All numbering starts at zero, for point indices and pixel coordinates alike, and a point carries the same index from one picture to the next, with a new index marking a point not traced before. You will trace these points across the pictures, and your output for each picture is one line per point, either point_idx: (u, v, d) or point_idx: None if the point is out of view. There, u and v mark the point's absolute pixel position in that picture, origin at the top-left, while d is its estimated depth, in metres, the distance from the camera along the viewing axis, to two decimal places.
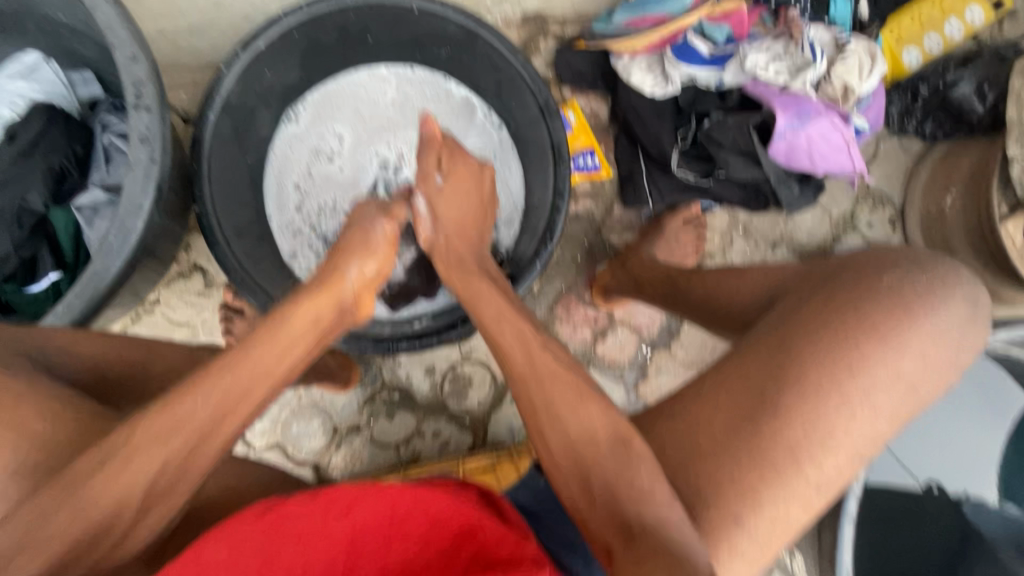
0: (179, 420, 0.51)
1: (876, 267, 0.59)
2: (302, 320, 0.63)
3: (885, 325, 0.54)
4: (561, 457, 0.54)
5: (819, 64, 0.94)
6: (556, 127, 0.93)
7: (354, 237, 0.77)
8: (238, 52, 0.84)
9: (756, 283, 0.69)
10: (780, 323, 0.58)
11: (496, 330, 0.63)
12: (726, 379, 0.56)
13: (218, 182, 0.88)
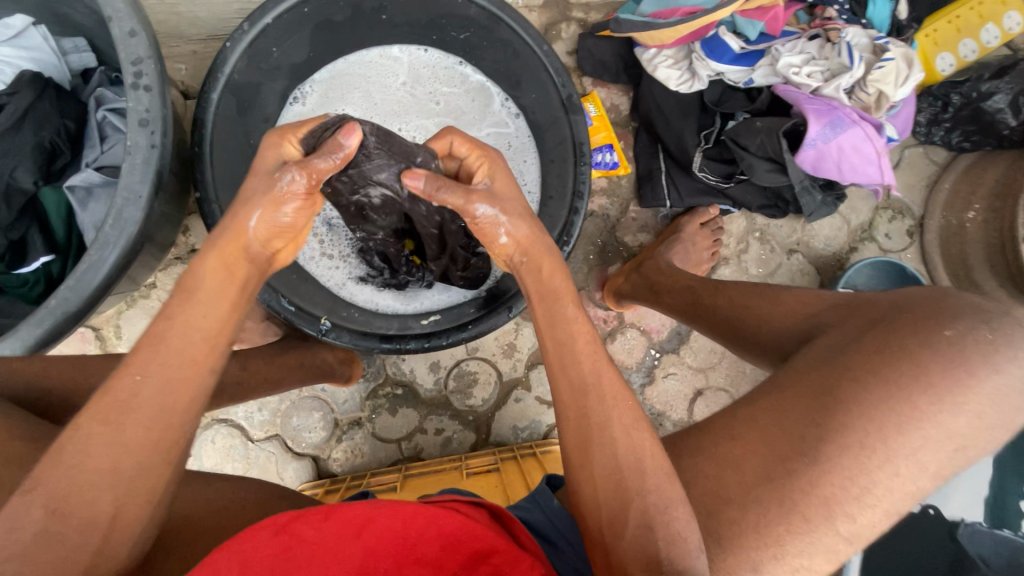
0: (124, 400, 0.48)
1: (938, 314, 0.55)
2: (214, 279, 0.54)
3: (942, 383, 0.52)
4: (600, 482, 0.54)
5: (856, 70, 0.90)
6: (576, 123, 0.86)
7: (254, 181, 0.57)
8: (243, 26, 0.79)
9: (791, 311, 0.68)
10: (824, 363, 0.57)
11: (566, 334, 0.59)
12: (759, 420, 0.57)
13: (222, 166, 0.82)
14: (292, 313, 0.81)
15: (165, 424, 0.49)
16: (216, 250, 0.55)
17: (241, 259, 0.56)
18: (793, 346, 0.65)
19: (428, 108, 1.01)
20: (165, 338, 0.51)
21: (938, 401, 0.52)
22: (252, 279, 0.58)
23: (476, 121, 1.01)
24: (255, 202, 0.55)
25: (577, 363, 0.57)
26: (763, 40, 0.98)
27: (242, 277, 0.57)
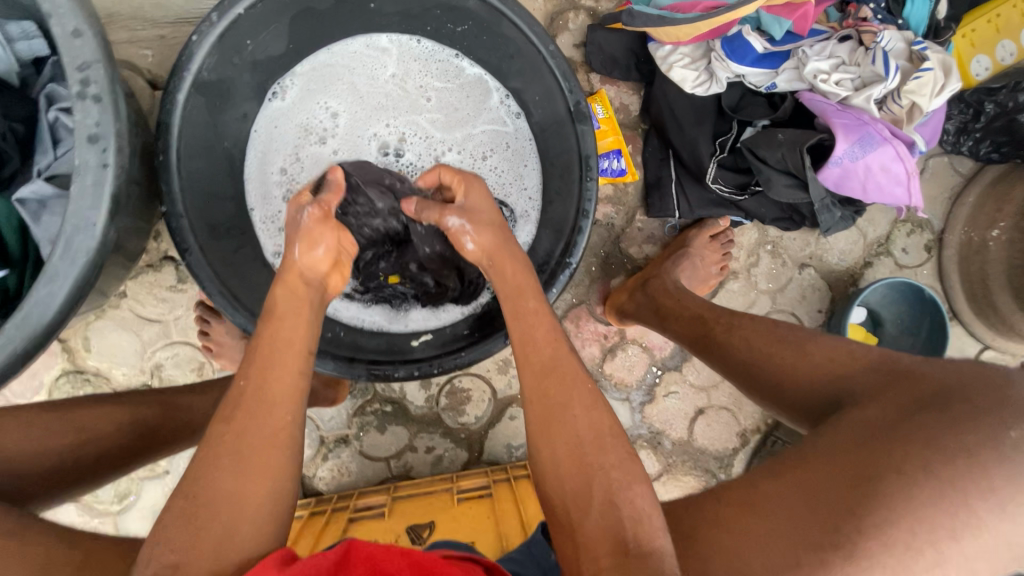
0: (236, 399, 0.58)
1: (999, 404, 0.49)
2: (291, 290, 0.65)
3: (997, 481, 0.46)
4: (563, 458, 0.56)
5: (891, 81, 0.83)
6: (583, 134, 0.79)
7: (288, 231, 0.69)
8: (211, 18, 0.70)
9: (821, 368, 0.63)
10: (862, 442, 0.52)
11: (527, 323, 0.65)
12: (791, 505, 0.52)
13: (192, 174, 0.75)
14: None
15: (269, 411, 0.57)
16: (281, 283, 0.65)
17: (302, 283, 0.66)
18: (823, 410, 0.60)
19: (419, 103, 0.92)
20: (270, 347, 0.61)
21: (993, 501, 0.46)
22: (318, 304, 0.68)
23: (472, 118, 0.93)
24: (293, 241, 0.67)
25: (538, 349, 0.63)
26: (789, 40, 0.89)
27: (308, 298, 0.66)
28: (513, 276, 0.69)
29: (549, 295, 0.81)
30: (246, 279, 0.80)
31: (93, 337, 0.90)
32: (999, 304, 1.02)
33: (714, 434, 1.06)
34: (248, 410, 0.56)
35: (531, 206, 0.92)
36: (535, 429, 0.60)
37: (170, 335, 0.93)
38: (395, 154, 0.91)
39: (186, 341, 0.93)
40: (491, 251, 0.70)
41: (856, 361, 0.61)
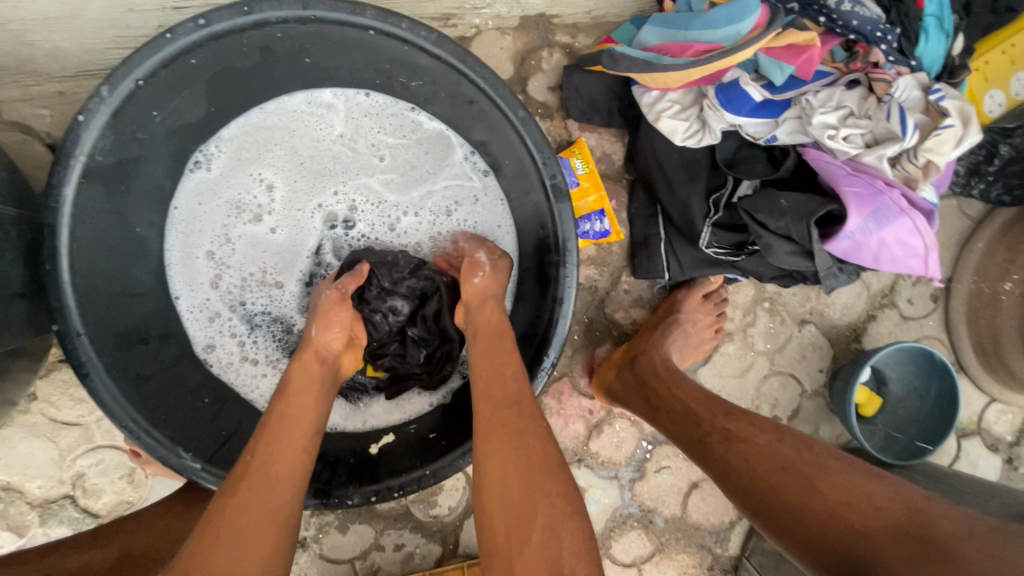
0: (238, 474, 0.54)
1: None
2: (313, 363, 0.64)
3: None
4: (511, 481, 0.53)
5: (908, 141, 0.72)
6: (561, 213, 0.67)
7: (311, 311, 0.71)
8: (101, 93, 0.57)
9: (837, 515, 0.57)
10: None
11: (500, 361, 0.62)
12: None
13: (92, 277, 0.62)
14: (199, 469, 0.63)
15: (276, 487, 0.53)
16: (297, 360, 0.64)
17: (314, 360, 0.64)
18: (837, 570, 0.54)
19: (369, 164, 0.79)
20: (280, 426, 0.57)
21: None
22: (331, 381, 0.65)
23: (431, 176, 0.80)
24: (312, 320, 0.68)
25: (503, 384, 0.60)
26: (791, 85, 0.78)
27: (321, 377, 0.63)
28: (494, 322, 0.67)
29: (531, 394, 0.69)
30: (166, 391, 0.68)
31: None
32: (1011, 362, 0.95)
33: (709, 508, 0.98)
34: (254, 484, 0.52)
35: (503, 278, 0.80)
36: (485, 457, 0.56)
37: (92, 438, 0.80)
38: (345, 226, 0.80)
39: (111, 445, 0.81)
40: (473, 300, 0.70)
41: (878, 512, 0.56)
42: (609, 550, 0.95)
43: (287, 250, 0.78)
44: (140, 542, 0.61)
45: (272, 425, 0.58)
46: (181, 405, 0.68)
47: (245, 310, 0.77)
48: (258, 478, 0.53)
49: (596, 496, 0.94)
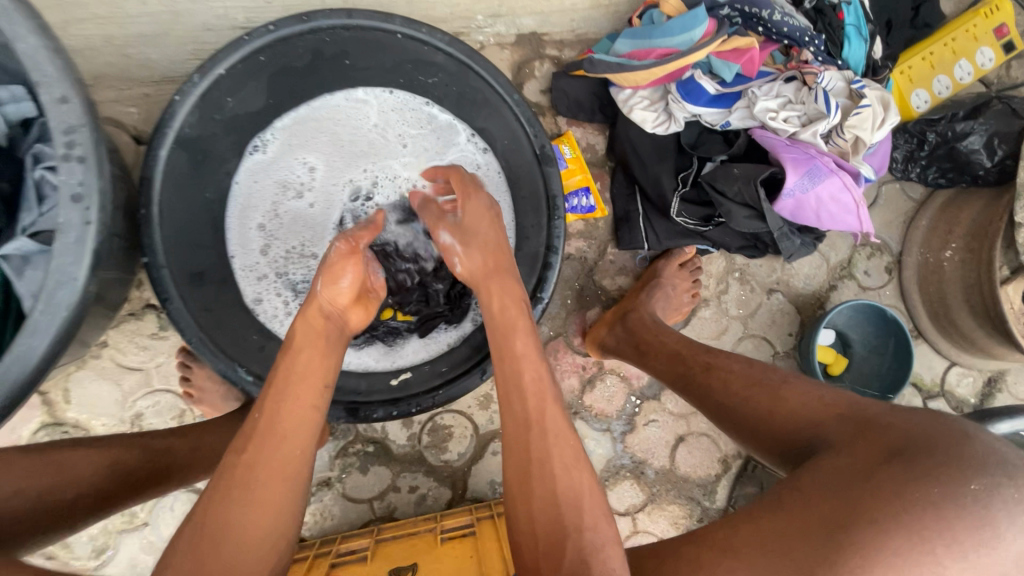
0: (247, 434, 0.60)
1: (961, 459, 0.47)
2: (315, 318, 0.70)
3: (965, 539, 0.45)
4: (537, 507, 0.59)
5: (833, 117, 0.88)
6: (550, 174, 0.84)
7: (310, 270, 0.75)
8: (193, 79, 0.74)
9: (798, 412, 0.64)
10: (832, 490, 0.50)
11: (515, 368, 0.66)
12: (770, 545, 0.50)
13: (172, 225, 0.78)
14: (252, 382, 0.77)
15: (280, 447, 0.60)
16: (301, 317, 0.70)
17: (320, 317, 0.70)
18: (797, 459, 0.61)
19: (393, 149, 0.96)
20: (288, 379, 0.64)
21: (963, 559, 0.45)
22: (336, 334, 0.71)
23: (440, 157, 0.96)
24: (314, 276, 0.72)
25: (522, 398, 0.64)
26: (739, 81, 0.95)
27: (325, 331, 0.70)
28: (502, 310, 0.71)
29: None
30: (226, 325, 0.82)
31: (73, 387, 0.91)
32: (959, 322, 1.06)
33: (696, 461, 1.06)
34: (257, 447, 0.59)
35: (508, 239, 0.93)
36: (512, 446, 0.63)
37: (151, 382, 0.93)
38: (366, 199, 0.96)
39: (166, 389, 0.93)
40: (479, 273, 0.74)
41: (830, 406, 0.61)
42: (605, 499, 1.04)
43: (321, 223, 0.94)
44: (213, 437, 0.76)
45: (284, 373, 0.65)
46: (235, 336, 0.82)
47: (288, 277, 0.92)
48: (264, 438, 0.60)
49: (591, 447, 1.04)
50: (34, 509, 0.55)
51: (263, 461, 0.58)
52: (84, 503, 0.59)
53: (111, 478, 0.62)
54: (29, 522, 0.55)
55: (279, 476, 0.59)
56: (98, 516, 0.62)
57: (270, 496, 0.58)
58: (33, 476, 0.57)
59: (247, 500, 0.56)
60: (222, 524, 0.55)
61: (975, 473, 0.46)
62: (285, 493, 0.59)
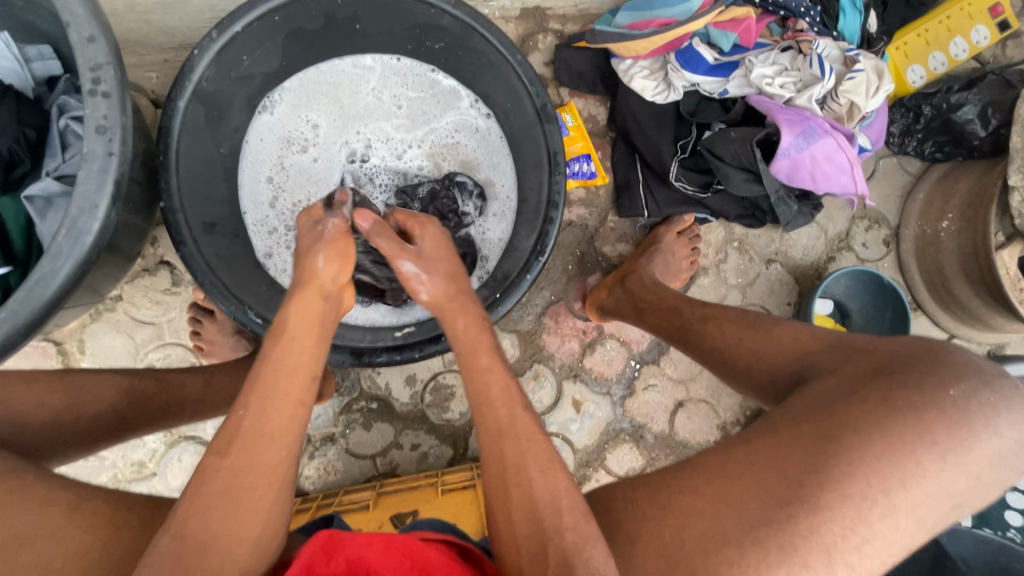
0: (230, 434, 0.54)
1: (941, 371, 0.53)
2: (309, 306, 0.63)
3: (945, 441, 0.50)
4: (518, 524, 0.53)
5: (827, 81, 0.92)
6: (551, 132, 0.85)
7: (304, 240, 0.68)
8: (211, 35, 0.77)
9: (785, 347, 0.68)
10: (825, 405, 0.54)
11: (482, 382, 0.63)
12: (758, 461, 0.53)
13: (187, 175, 0.80)
14: (259, 324, 0.80)
15: (263, 450, 0.53)
16: (296, 297, 0.63)
17: (320, 297, 0.64)
18: (785, 388, 0.65)
19: (391, 112, 1.02)
20: (275, 371, 0.58)
21: (942, 458, 0.50)
22: (331, 317, 0.65)
23: (439, 117, 1.02)
24: (316, 249, 0.65)
25: (494, 407, 0.60)
26: (737, 51, 0.98)
27: (322, 317, 0.64)
28: (465, 330, 0.68)
29: (511, 300, 0.84)
30: (239, 273, 0.86)
31: (87, 339, 0.94)
32: (956, 291, 1.06)
33: (695, 427, 1.08)
34: (243, 452, 0.53)
35: (506, 196, 0.99)
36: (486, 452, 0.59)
37: (162, 336, 0.96)
38: (361, 161, 1.01)
39: (177, 343, 0.96)
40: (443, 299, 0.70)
41: (813, 339, 0.66)
42: (604, 462, 1.05)
43: (324, 180, 0.99)
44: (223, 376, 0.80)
45: (272, 366, 0.58)
46: (244, 283, 0.85)
47: (296, 231, 0.97)
48: (250, 439, 0.53)
49: (591, 410, 1.06)
50: (58, 422, 0.61)
51: (247, 463, 0.52)
52: (104, 423, 0.64)
53: (128, 406, 0.67)
54: (55, 433, 0.61)
55: (263, 483, 0.52)
56: (117, 439, 0.66)
57: (251, 504, 0.51)
58: (57, 394, 0.62)
59: (229, 501, 0.50)
60: (196, 530, 0.48)
61: (956, 388, 0.52)
62: (271, 504, 0.53)
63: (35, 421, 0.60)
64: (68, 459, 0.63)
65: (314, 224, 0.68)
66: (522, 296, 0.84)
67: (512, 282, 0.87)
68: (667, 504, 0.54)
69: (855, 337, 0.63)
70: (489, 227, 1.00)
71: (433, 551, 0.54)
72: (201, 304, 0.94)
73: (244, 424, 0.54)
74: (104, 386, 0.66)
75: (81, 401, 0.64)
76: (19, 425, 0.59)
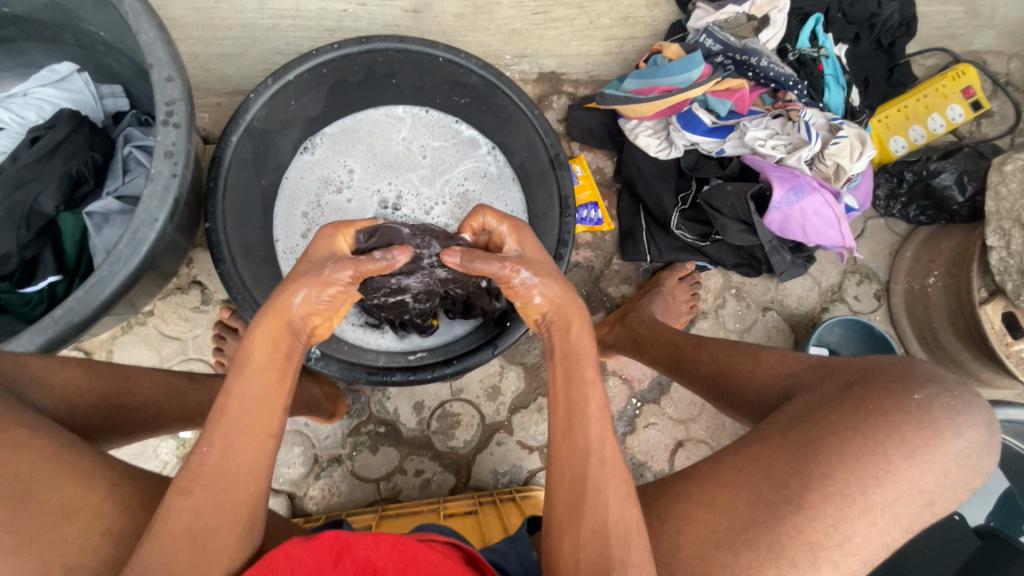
0: (194, 471, 0.52)
1: (909, 380, 0.62)
2: (264, 352, 0.57)
3: (914, 442, 0.59)
4: (586, 537, 0.56)
5: (813, 144, 1.01)
6: (562, 179, 0.94)
7: (298, 266, 0.63)
8: (267, 81, 0.87)
9: (771, 369, 0.77)
10: (805, 417, 0.64)
11: (580, 396, 0.60)
12: (745, 468, 0.62)
13: (231, 201, 0.88)
14: None
15: (231, 487, 0.53)
16: (264, 324, 0.58)
17: (288, 330, 0.59)
18: (772, 404, 0.73)
19: (416, 162, 1.11)
20: (224, 412, 0.54)
21: (913, 458, 0.59)
22: (300, 347, 0.61)
23: (458, 163, 1.11)
24: (301, 282, 0.60)
25: (586, 426, 0.59)
26: (732, 116, 1.07)
27: (287, 348, 0.59)
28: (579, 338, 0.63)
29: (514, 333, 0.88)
30: (269, 296, 0.92)
31: (116, 350, 0.99)
32: (946, 344, 1.10)
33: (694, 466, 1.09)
34: (206, 487, 0.52)
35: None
36: (562, 478, 0.59)
37: (186, 351, 1.02)
38: (393, 209, 1.09)
39: (200, 359, 1.02)
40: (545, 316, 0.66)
41: (796, 360, 0.75)
42: None
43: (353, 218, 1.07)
44: None
45: (226, 414, 0.54)
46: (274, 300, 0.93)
47: None
48: (217, 481, 0.52)
49: None
50: (107, 407, 0.70)
51: (214, 503, 0.52)
52: (145, 412, 0.74)
53: (167, 397, 0.77)
54: (105, 417, 0.70)
55: (225, 521, 0.52)
56: (153, 427, 0.76)
57: (219, 541, 0.51)
58: (108, 381, 0.71)
59: (194, 542, 0.50)
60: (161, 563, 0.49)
61: (921, 392, 0.61)
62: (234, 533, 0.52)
63: (87, 404, 0.68)
64: (113, 444, 0.72)
65: (316, 261, 0.63)
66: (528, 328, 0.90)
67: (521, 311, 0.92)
68: (663, 514, 0.63)
69: (830, 358, 0.72)
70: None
71: (439, 555, 0.53)
72: (226, 323, 0.99)
73: (208, 465, 0.52)
74: (144, 385, 0.75)
75: (123, 396, 0.72)
76: (74, 408, 0.67)
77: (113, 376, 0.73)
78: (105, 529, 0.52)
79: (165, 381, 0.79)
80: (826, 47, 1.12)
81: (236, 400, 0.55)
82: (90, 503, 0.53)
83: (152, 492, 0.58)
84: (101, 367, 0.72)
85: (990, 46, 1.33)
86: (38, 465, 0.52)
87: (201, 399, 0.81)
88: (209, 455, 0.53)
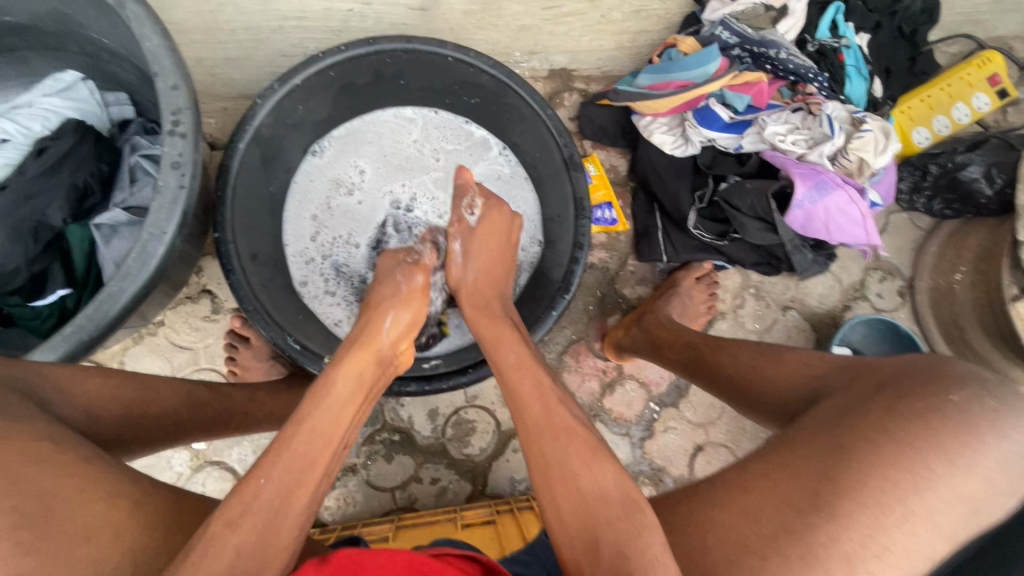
0: (246, 502, 0.50)
1: (944, 381, 0.60)
2: (346, 381, 0.64)
3: (954, 447, 0.57)
4: (566, 511, 0.54)
5: (836, 138, 0.98)
6: (577, 179, 0.92)
7: (381, 291, 0.78)
8: (273, 86, 0.84)
9: (794, 371, 0.74)
10: (835, 422, 0.62)
11: (515, 380, 0.65)
12: (774, 476, 0.60)
13: (240, 209, 0.87)
14: (297, 350, 0.84)
15: (278, 527, 0.50)
16: (355, 355, 0.67)
17: (373, 359, 0.69)
18: (797, 407, 0.71)
19: (428, 164, 1.09)
20: (296, 434, 0.56)
21: (952, 464, 0.56)
22: (376, 382, 0.69)
23: (470, 164, 1.08)
24: (387, 309, 0.74)
25: (527, 405, 0.62)
26: (750, 111, 1.04)
27: (366, 379, 0.67)
28: (491, 328, 0.74)
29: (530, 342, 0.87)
30: (277, 303, 0.91)
31: (128, 360, 0.98)
32: (975, 342, 1.07)
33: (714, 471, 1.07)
34: (256, 517, 0.49)
35: (527, 226, 1.05)
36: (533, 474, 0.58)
37: (198, 361, 1.01)
38: (405, 210, 1.08)
39: (212, 368, 1.01)
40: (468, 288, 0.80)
41: (819, 363, 0.73)
42: None
43: (366, 219, 1.06)
44: (262, 399, 0.87)
45: (300, 436, 0.56)
46: (284, 307, 0.91)
47: (332, 260, 1.04)
48: (271, 514, 0.50)
49: (609, 450, 1.06)
50: (126, 418, 0.69)
51: (261, 545, 0.49)
52: (163, 423, 0.73)
53: (184, 409, 0.76)
54: (124, 428, 0.68)
55: (263, 563, 0.48)
56: (171, 438, 0.75)
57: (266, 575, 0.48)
58: (125, 390, 0.70)
59: None
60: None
61: (957, 394, 0.59)
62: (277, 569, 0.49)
63: (108, 417, 0.67)
64: (130, 455, 0.71)
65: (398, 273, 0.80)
66: (545, 335, 0.88)
67: (537, 318, 0.90)
68: (690, 517, 0.61)
69: (856, 359, 0.70)
70: (515, 249, 1.05)
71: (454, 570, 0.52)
72: (237, 332, 0.98)
73: (264, 497, 0.51)
74: (164, 397, 0.74)
75: (146, 410, 0.71)
76: (95, 417, 0.65)
77: (134, 385, 0.72)
78: (125, 551, 0.50)
79: (185, 388, 0.78)
80: (847, 37, 1.09)
81: (309, 429, 0.57)
82: (109, 525, 0.51)
83: (175, 511, 0.56)
84: (120, 374, 0.71)
85: (1015, 32, 1.28)
86: (61, 481, 0.51)
87: (215, 411, 0.80)
88: (269, 485, 0.52)
